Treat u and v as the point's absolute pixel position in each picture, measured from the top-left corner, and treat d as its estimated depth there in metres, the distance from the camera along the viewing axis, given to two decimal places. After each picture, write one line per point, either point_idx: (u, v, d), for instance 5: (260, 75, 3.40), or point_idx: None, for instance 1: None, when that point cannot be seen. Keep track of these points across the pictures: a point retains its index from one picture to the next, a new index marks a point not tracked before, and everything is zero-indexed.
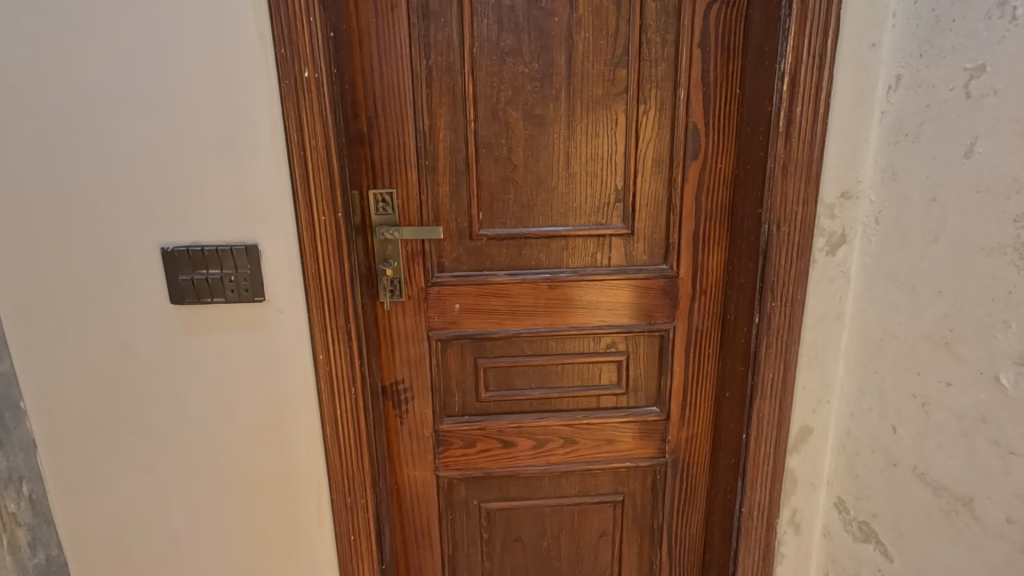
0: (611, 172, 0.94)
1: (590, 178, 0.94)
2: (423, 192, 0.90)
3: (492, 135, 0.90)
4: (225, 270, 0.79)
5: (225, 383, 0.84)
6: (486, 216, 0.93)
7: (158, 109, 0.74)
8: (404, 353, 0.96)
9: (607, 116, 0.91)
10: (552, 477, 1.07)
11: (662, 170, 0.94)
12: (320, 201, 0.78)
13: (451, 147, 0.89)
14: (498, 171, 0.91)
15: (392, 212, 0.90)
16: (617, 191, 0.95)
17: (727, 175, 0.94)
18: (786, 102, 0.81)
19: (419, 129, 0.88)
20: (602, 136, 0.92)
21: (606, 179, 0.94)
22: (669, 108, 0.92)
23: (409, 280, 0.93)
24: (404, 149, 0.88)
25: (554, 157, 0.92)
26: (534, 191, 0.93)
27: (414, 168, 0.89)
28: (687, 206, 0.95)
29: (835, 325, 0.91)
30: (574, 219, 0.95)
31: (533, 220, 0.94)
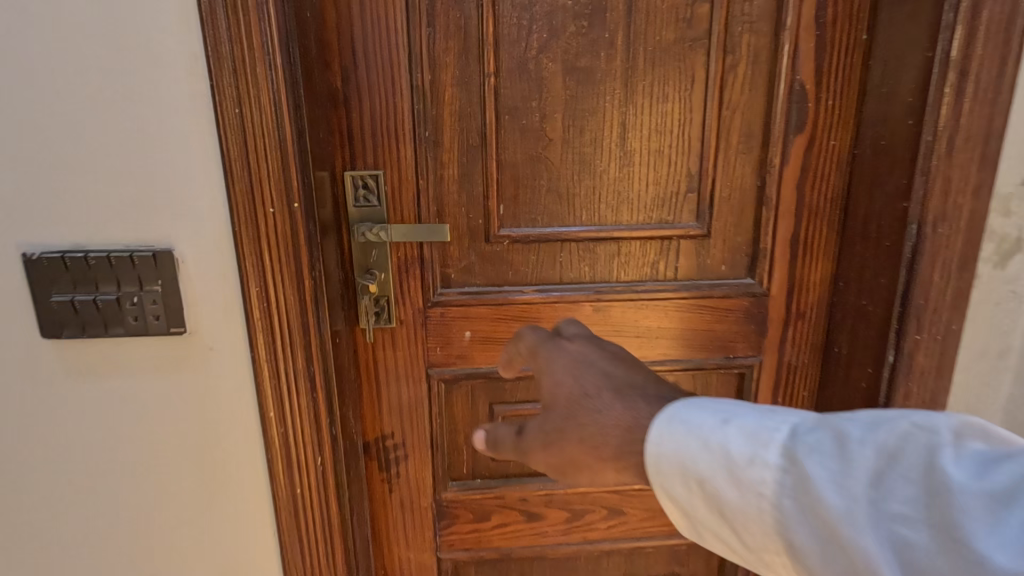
0: (683, 151, 0.67)
1: (655, 160, 0.67)
2: (422, 175, 0.64)
3: (520, 97, 0.64)
4: (123, 287, 0.51)
5: (128, 456, 0.57)
6: (509, 210, 0.67)
7: (6, 34, 0.47)
8: (395, 398, 0.70)
9: (681, 70, 0.65)
10: (590, 557, 0.81)
11: (753, 148, 0.68)
12: (266, 187, 0.51)
13: (462, 112, 0.63)
14: (527, 148, 0.65)
15: (377, 204, 0.64)
16: (690, 177, 0.69)
17: (843, 155, 0.68)
18: (960, 43, 0.54)
19: (417, 86, 0.62)
20: (673, 100, 0.66)
21: (676, 160, 0.68)
22: (768, 60, 0.66)
23: (401, 299, 0.67)
24: (394, 115, 0.62)
25: (605, 129, 0.66)
26: (576, 177, 0.67)
27: (408, 141, 0.63)
28: (785, 197, 0.69)
29: (999, 367, 0.65)
30: (630, 216, 0.69)
31: (573, 216, 0.68)
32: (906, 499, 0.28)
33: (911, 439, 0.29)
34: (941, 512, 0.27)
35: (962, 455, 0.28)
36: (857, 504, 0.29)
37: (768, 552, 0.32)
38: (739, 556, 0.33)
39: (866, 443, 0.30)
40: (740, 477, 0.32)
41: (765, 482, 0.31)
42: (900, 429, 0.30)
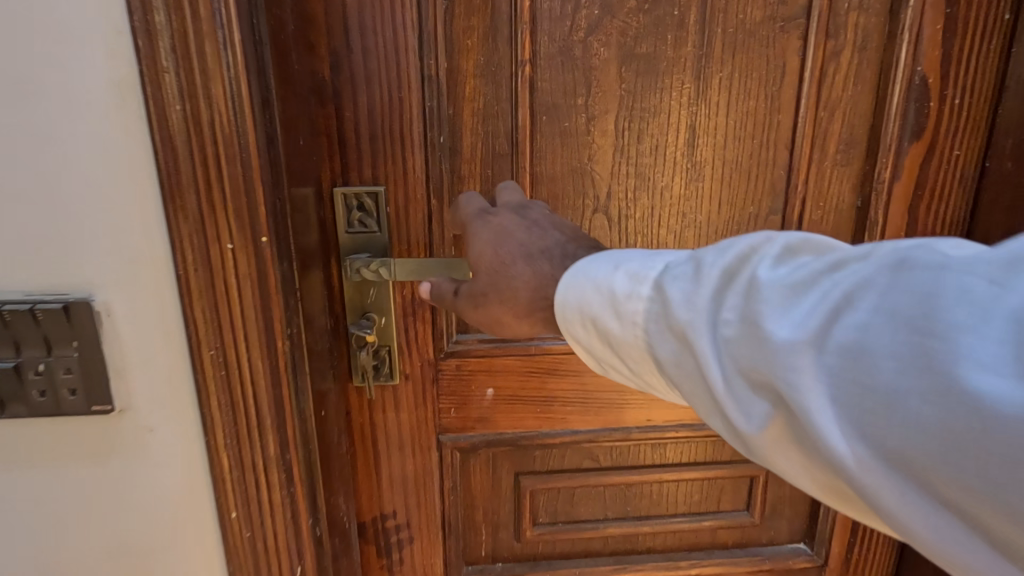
0: (766, 162, 0.53)
1: (732, 174, 0.53)
2: (434, 193, 0.49)
3: (561, 92, 0.50)
4: (24, 353, 0.37)
5: (42, 568, 0.43)
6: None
7: None
8: (398, 471, 0.56)
9: (768, 59, 0.50)
10: None
11: (854, 160, 0.54)
12: (222, 221, 0.36)
13: (487, 112, 0.49)
14: (569, 159, 0.51)
15: (377, 229, 0.49)
16: (774, 196, 0.54)
17: (970, 170, 0.53)
18: None
19: (430, 77, 0.47)
20: (756, 98, 0.51)
21: (757, 175, 0.53)
22: (879, 48, 0.51)
23: (406, 349, 0.53)
24: (399, 115, 0.47)
25: (668, 135, 0.51)
26: (631, 194, 0.53)
27: (416, 149, 0.48)
28: (893, 222, 0.54)
29: None
30: (697, 243, 0.54)
31: (625, 244, 0.54)
32: (734, 308, 0.29)
33: (749, 257, 0.30)
34: (752, 309, 0.28)
35: (784, 262, 0.29)
36: (700, 316, 0.30)
37: (648, 368, 0.34)
38: (627, 378, 0.36)
39: (715, 267, 0.31)
40: (622, 311, 0.34)
41: (639, 311, 0.33)
42: (740, 250, 0.30)
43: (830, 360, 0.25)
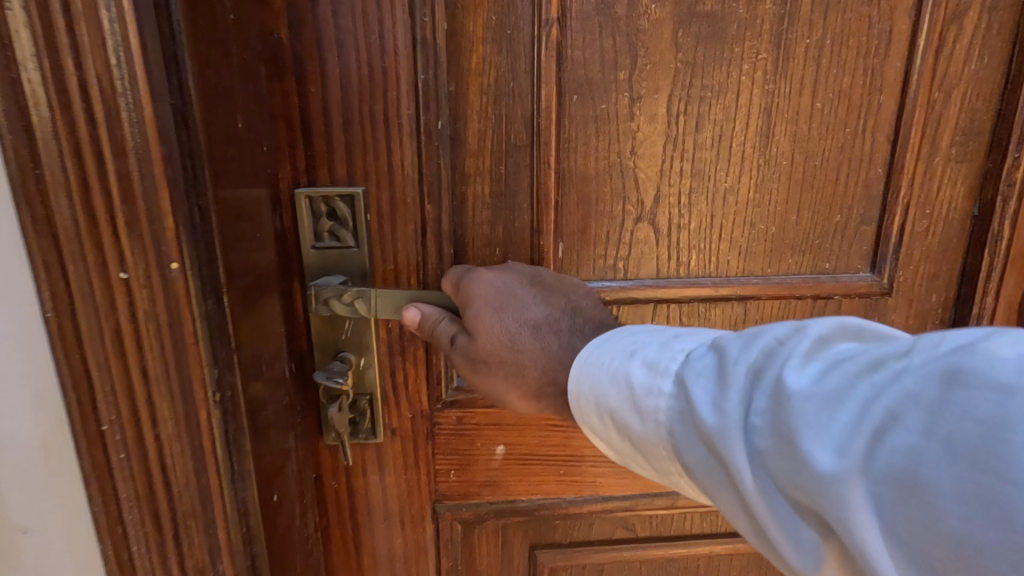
0: (861, 157, 0.41)
1: (816, 172, 0.41)
2: (429, 196, 0.37)
3: (597, 65, 0.38)
4: None
5: None
6: (572, 252, 0.41)
7: None
8: (383, 546, 0.44)
9: (871, 21, 0.38)
10: None
11: (972, 156, 0.42)
12: (109, 239, 0.25)
13: (499, 90, 0.37)
14: (605, 152, 0.39)
15: (352, 243, 0.37)
16: (869, 201, 0.42)
17: None
18: None
19: (424, 41, 0.35)
20: (852, 73, 0.39)
21: (849, 174, 0.41)
22: (1017, 7, 0.39)
23: (393, 397, 0.41)
24: (383, 92, 0.35)
25: (736, 121, 0.39)
26: (685, 198, 0.40)
27: (405, 138, 0.36)
28: None
29: None
30: (767, 261, 0.42)
31: (674, 262, 0.42)
32: (761, 414, 0.23)
33: (776, 353, 0.24)
34: (783, 421, 0.22)
35: (815, 358, 0.23)
36: (725, 422, 0.24)
37: (676, 476, 0.27)
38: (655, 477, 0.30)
39: (738, 363, 0.25)
40: (643, 407, 0.28)
41: (660, 410, 0.27)
42: (766, 342, 0.24)
43: (886, 494, 0.19)
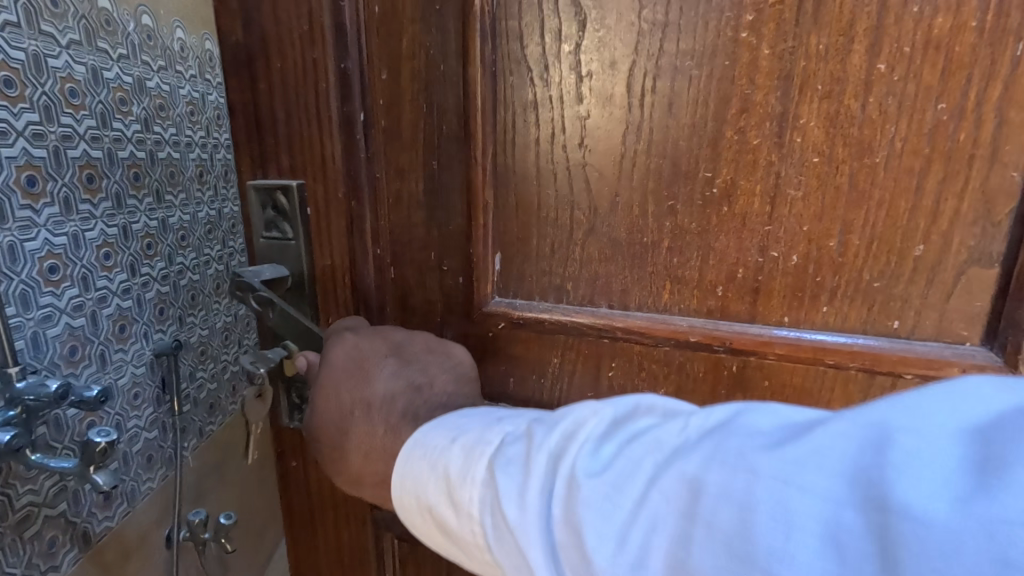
0: (971, 157, 0.24)
1: (875, 175, 0.26)
2: (360, 194, 0.36)
3: (542, 38, 0.30)
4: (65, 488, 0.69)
5: None
6: (511, 265, 0.34)
7: None
8: (325, 539, 0.45)
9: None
10: None
11: None
12: None
13: (427, 74, 0.33)
14: (549, 147, 0.31)
15: (291, 236, 0.38)
16: (989, 229, 0.25)
17: None
18: None
19: (351, 30, 0.33)
20: (956, 9, 0.23)
21: (943, 181, 0.25)
22: None
23: None
24: (314, 86, 0.34)
25: (733, 100, 0.27)
26: (655, 206, 0.30)
27: (332, 132, 0.35)
28: None
29: None
30: (783, 304, 0.29)
31: (643, 289, 0.32)
32: (558, 506, 0.22)
33: (577, 437, 0.24)
34: (579, 515, 0.21)
35: (614, 441, 0.23)
36: (529, 520, 0.23)
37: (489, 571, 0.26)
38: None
39: (543, 446, 0.25)
40: (455, 501, 0.27)
41: (470, 500, 0.26)
42: (567, 427, 0.25)
43: None
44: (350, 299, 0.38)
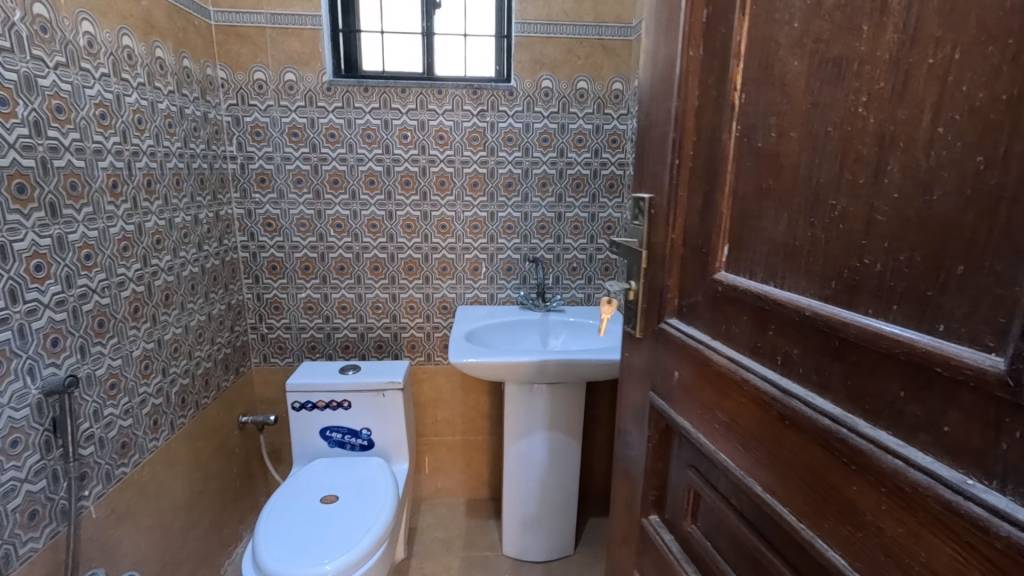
0: (994, 196, 0.46)
1: (933, 206, 0.52)
2: (673, 202, 0.96)
3: (761, 115, 0.75)
4: (86, 490, 1.72)
5: (117, 527, 1.85)
6: (746, 233, 0.79)
7: (645, 138, 1.06)
8: (664, 361, 1.04)
9: None
10: (759, 563, 0.82)
11: None
12: (632, 222, 1.09)
13: (717, 144, 0.84)
14: (773, 179, 0.73)
15: (641, 222, 1.06)
16: (1007, 248, 0.46)
17: None
18: None
19: (682, 129, 0.92)
20: (969, 117, 0.48)
21: (978, 216, 0.48)
22: None
23: (656, 282, 1.04)
24: (663, 150, 0.98)
25: (857, 159, 0.60)
26: (814, 205, 0.67)
27: (682, 177, 0.94)
28: None
29: None
30: (881, 260, 0.58)
31: (805, 241, 0.69)
32: None
33: None
34: None
35: None
36: None
37: None
38: None
39: None
40: None
41: None
42: None
43: None
44: (670, 255, 0.99)
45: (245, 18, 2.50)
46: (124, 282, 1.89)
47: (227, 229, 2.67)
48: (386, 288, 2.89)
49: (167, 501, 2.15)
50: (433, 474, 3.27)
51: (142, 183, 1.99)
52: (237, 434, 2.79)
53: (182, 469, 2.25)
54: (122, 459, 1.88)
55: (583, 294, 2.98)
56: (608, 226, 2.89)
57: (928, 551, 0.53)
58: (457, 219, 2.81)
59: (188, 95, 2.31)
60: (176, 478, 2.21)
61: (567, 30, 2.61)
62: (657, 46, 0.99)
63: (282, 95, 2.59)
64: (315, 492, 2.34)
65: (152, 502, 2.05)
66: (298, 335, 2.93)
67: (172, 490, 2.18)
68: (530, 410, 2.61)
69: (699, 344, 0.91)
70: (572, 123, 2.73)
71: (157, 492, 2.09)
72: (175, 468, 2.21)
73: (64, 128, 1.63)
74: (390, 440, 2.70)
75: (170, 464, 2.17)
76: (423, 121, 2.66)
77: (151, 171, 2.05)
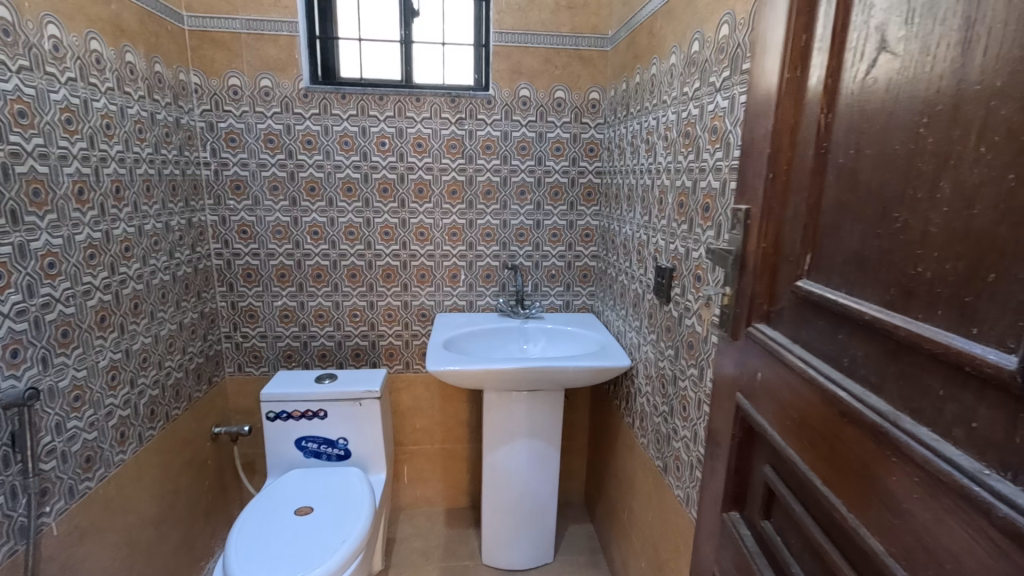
0: None
1: (973, 217, 0.60)
2: (766, 213, 1.02)
3: (844, 134, 0.82)
4: (50, 508, 1.68)
5: (82, 544, 1.81)
6: (827, 243, 0.86)
7: (748, 152, 1.10)
8: (748, 362, 1.10)
9: None
10: (819, 555, 0.88)
11: None
12: (732, 232, 1.14)
13: (807, 159, 0.91)
14: (850, 191, 0.81)
15: (739, 231, 1.11)
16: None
17: None
18: None
19: (775, 144, 0.98)
20: (1006, 139, 0.57)
21: (1011, 227, 0.56)
22: None
23: (748, 287, 1.09)
24: (760, 165, 1.04)
25: (914, 174, 0.69)
26: (881, 214, 0.75)
27: (774, 190, 1.00)
28: None
29: None
30: (926, 270, 0.67)
31: (873, 251, 0.76)
32: None
33: None
34: None
35: None
36: None
37: None
38: None
39: None
40: None
41: None
42: None
43: None
44: (761, 262, 1.04)
45: (219, 23, 2.49)
46: (91, 291, 1.86)
47: (200, 237, 2.64)
48: (364, 296, 2.88)
49: (137, 513, 2.11)
50: (412, 483, 3.26)
51: (110, 189, 1.96)
52: (209, 445, 2.73)
53: (151, 480, 2.21)
54: (86, 474, 1.84)
55: (562, 300, 3.03)
56: (585, 233, 2.94)
57: (948, 533, 0.62)
58: (436, 227, 2.83)
59: (160, 100, 2.29)
60: (146, 489, 2.17)
61: (544, 40, 2.67)
62: (762, 64, 1.04)
63: (257, 101, 2.58)
64: (290, 505, 2.30)
65: (121, 516, 2.02)
66: (274, 343, 2.90)
67: (141, 502, 2.14)
68: (512, 416, 2.62)
69: (777, 345, 0.98)
70: (549, 132, 2.78)
71: (127, 505, 2.05)
72: (145, 480, 2.17)
73: (26, 133, 1.60)
74: (367, 449, 2.68)
75: (139, 477, 2.13)
76: (401, 129, 2.68)
77: (120, 178, 2.02)
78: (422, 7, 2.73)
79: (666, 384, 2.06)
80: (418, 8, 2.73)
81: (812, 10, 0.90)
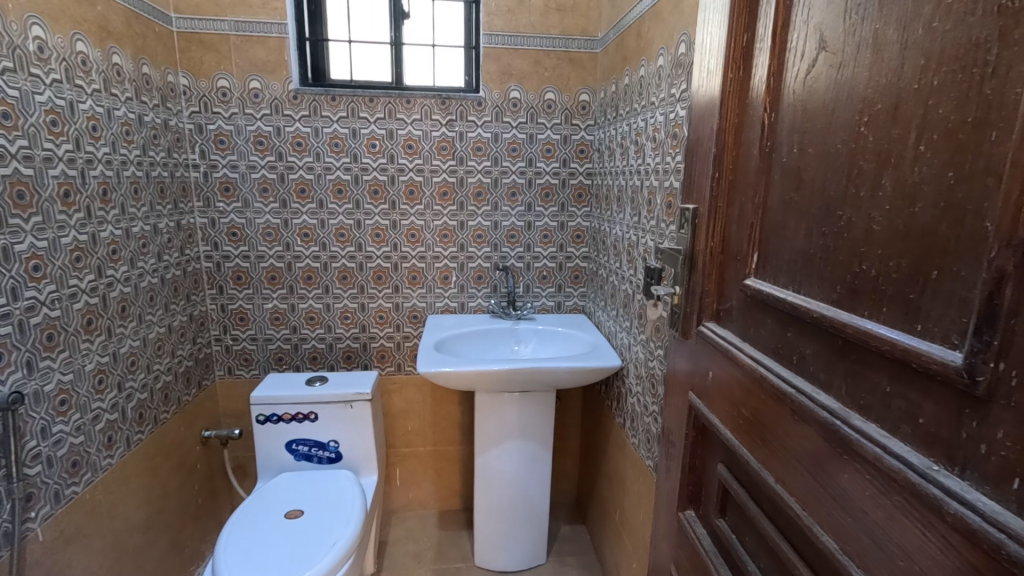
0: (962, 208, 0.57)
1: (916, 214, 0.62)
2: (714, 211, 1.05)
3: (787, 133, 0.85)
4: (35, 513, 1.67)
5: (68, 546, 1.80)
6: (774, 242, 0.89)
7: (695, 151, 1.13)
8: (701, 362, 1.13)
9: (990, 53, 0.53)
10: (774, 552, 0.90)
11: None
12: (681, 230, 1.17)
13: (752, 158, 0.94)
14: (796, 190, 0.83)
15: (688, 229, 1.14)
16: (966, 256, 0.57)
17: None
18: None
19: (722, 143, 1.01)
20: (942, 137, 0.59)
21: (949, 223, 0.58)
22: None
23: (698, 285, 1.12)
24: (707, 164, 1.07)
25: (858, 172, 0.71)
26: (826, 212, 0.77)
27: (721, 188, 1.03)
28: None
29: None
30: (873, 268, 0.69)
31: (820, 250, 0.79)
32: None
33: None
34: None
35: None
36: None
37: None
38: None
39: None
40: None
41: None
42: None
43: None
44: (709, 261, 1.08)
45: (208, 25, 2.49)
46: (77, 294, 1.86)
47: (189, 239, 2.63)
48: (355, 298, 2.89)
49: (124, 516, 2.10)
50: (404, 486, 3.26)
51: (96, 191, 1.96)
52: (199, 449, 2.73)
53: (139, 483, 2.21)
54: (73, 478, 1.83)
55: (554, 302, 3.05)
56: (577, 235, 2.96)
57: (900, 530, 0.63)
58: (427, 228, 2.84)
59: (147, 102, 2.29)
60: (134, 492, 2.17)
61: (533, 42, 2.69)
62: (706, 64, 1.07)
63: (247, 102, 2.58)
64: (280, 508, 2.30)
65: (109, 519, 2.01)
66: (265, 346, 2.90)
67: (128, 505, 2.13)
68: (501, 417, 2.64)
69: (729, 344, 1.01)
70: (539, 134, 2.80)
71: (114, 508, 2.04)
72: (133, 483, 2.16)
73: (11, 135, 1.60)
74: (359, 453, 2.68)
75: (126, 479, 2.12)
76: (392, 130, 2.69)
77: (107, 179, 2.02)
78: (412, 10, 2.75)
79: (656, 384, 2.09)
80: (408, 10, 2.75)
81: (753, 11, 0.93)
